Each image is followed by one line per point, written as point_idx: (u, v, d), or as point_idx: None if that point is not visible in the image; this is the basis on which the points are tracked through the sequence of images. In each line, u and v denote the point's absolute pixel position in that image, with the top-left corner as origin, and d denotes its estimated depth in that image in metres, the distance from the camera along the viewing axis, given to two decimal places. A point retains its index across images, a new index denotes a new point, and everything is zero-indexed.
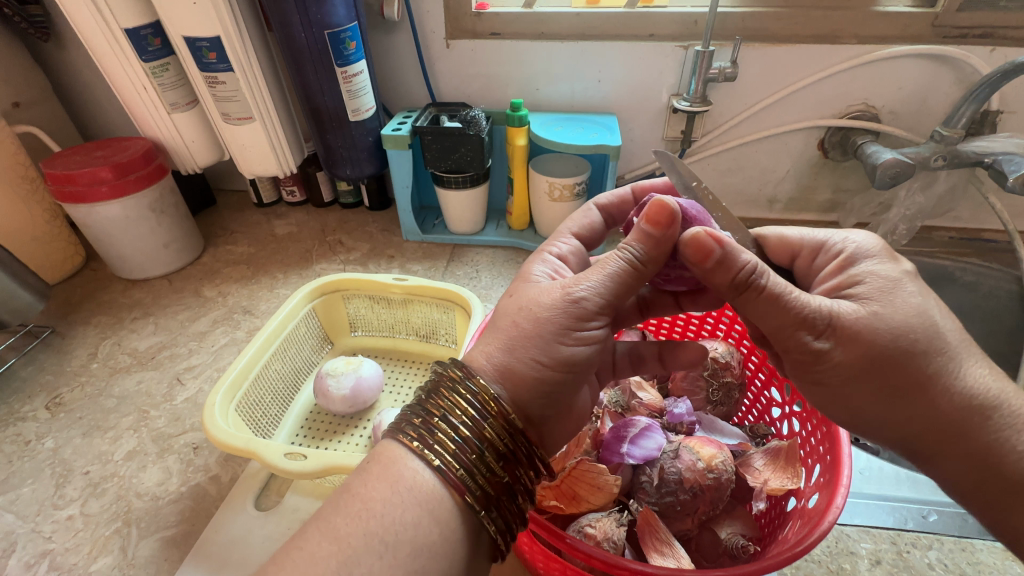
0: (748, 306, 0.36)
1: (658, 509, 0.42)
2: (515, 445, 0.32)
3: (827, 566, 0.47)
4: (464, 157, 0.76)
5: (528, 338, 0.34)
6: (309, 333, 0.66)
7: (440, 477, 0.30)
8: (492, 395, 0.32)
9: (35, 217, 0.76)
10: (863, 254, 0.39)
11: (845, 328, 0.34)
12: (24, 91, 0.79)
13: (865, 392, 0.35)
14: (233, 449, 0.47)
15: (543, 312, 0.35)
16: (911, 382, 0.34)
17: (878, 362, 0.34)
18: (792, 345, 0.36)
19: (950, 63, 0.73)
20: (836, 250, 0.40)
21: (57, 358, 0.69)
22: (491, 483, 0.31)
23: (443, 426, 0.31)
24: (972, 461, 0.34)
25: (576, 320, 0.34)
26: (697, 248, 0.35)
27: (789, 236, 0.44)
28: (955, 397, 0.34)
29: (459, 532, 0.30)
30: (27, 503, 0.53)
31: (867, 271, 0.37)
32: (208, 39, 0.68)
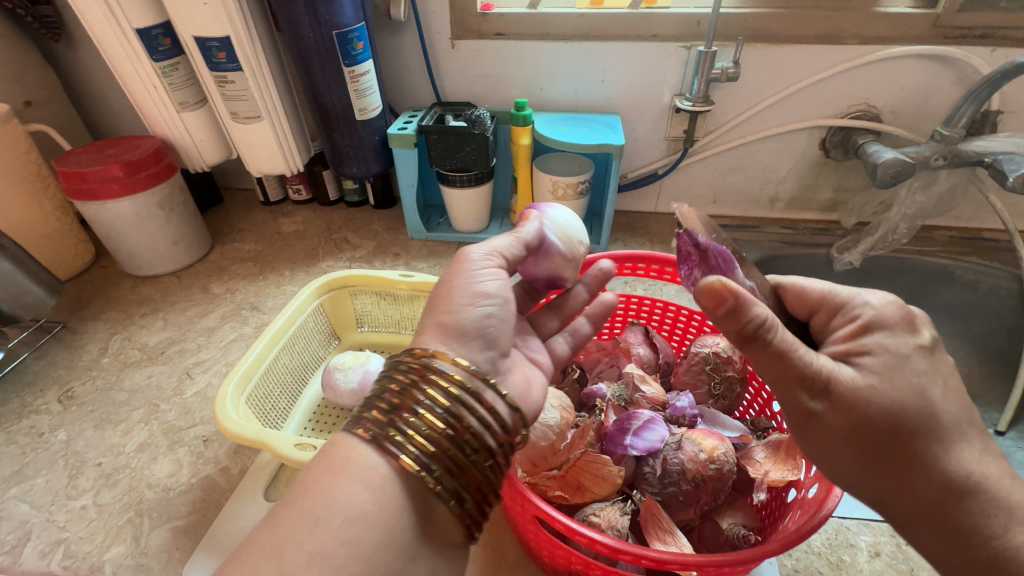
0: (759, 356, 0.35)
1: (661, 499, 0.43)
2: (461, 407, 0.33)
3: (827, 558, 0.48)
4: (469, 156, 0.77)
5: (445, 294, 0.39)
6: (317, 328, 0.67)
7: (378, 449, 0.31)
8: (428, 360, 0.34)
9: (47, 215, 0.77)
10: (880, 324, 0.37)
11: (842, 393, 0.34)
12: (35, 91, 0.80)
13: (853, 456, 0.35)
14: (244, 440, 0.48)
15: (457, 272, 0.40)
16: (897, 454, 0.33)
17: (871, 432, 0.33)
18: (787, 402, 0.36)
19: (951, 64, 0.74)
20: (854, 314, 0.38)
21: (69, 353, 0.70)
22: (443, 450, 0.32)
23: (385, 403, 0.33)
24: (950, 540, 0.33)
25: (468, 265, 0.40)
26: (710, 295, 0.34)
27: (809, 289, 0.41)
28: (938, 479, 0.33)
29: (406, 504, 0.31)
30: (41, 494, 0.54)
31: (879, 343, 0.36)
32: (217, 38, 0.69)
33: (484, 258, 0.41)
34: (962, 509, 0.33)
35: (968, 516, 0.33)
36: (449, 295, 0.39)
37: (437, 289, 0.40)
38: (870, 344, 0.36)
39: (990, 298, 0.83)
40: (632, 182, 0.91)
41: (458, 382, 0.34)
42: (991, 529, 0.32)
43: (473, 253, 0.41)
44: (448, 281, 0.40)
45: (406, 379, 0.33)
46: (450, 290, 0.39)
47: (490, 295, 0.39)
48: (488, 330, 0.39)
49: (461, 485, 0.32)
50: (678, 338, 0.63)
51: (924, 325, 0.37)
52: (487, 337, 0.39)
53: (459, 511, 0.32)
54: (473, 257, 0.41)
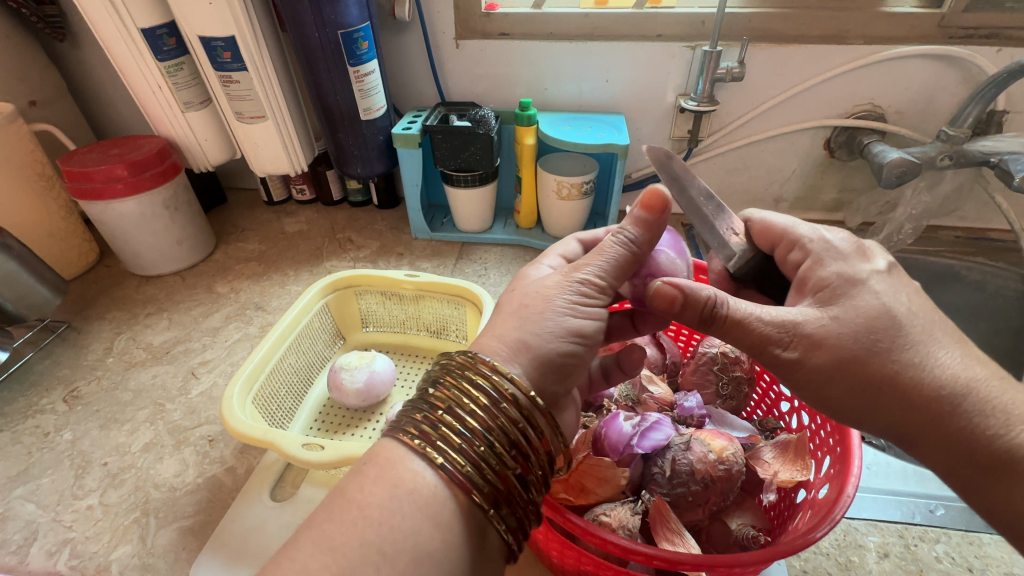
0: (725, 335, 0.37)
1: (670, 500, 0.43)
2: (522, 436, 0.33)
3: (835, 559, 0.48)
4: (473, 156, 0.77)
5: (536, 317, 0.36)
6: (323, 328, 0.67)
7: (442, 475, 0.31)
8: (501, 384, 0.33)
9: (51, 214, 0.77)
10: (834, 254, 0.39)
11: (810, 335, 0.35)
12: (40, 91, 0.80)
13: (848, 397, 0.35)
14: (251, 440, 0.48)
15: (561, 295, 0.37)
16: (882, 378, 0.34)
17: (848, 364, 0.34)
18: (766, 360, 0.36)
19: (957, 64, 0.74)
20: (811, 248, 0.40)
21: (73, 352, 0.70)
22: (499, 476, 0.31)
23: (446, 420, 0.32)
24: (952, 450, 0.33)
25: (577, 297, 0.37)
26: (660, 296, 0.37)
27: (772, 223, 0.43)
28: (926, 388, 0.33)
29: (462, 531, 0.30)
30: (47, 493, 0.54)
31: (834, 271, 0.38)
32: (223, 38, 0.69)
33: (600, 288, 0.38)
34: (961, 414, 0.33)
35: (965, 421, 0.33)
36: (539, 319, 0.36)
37: (526, 303, 0.37)
38: (829, 277, 0.38)
39: (995, 298, 0.83)
40: (637, 182, 0.91)
41: (521, 411, 0.33)
42: (992, 429, 0.32)
43: (587, 276, 0.38)
44: (546, 303, 0.36)
45: (478, 404, 0.32)
46: (544, 314, 0.36)
47: (581, 334, 0.36)
48: (567, 365, 0.36)
49: (512, 513, 0.32)
50: (685, 337, 0.62)
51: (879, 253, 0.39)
52: (564, 374, 0.36)
53: (511, 539, 0.32)
54: (588, 283, 0.37)
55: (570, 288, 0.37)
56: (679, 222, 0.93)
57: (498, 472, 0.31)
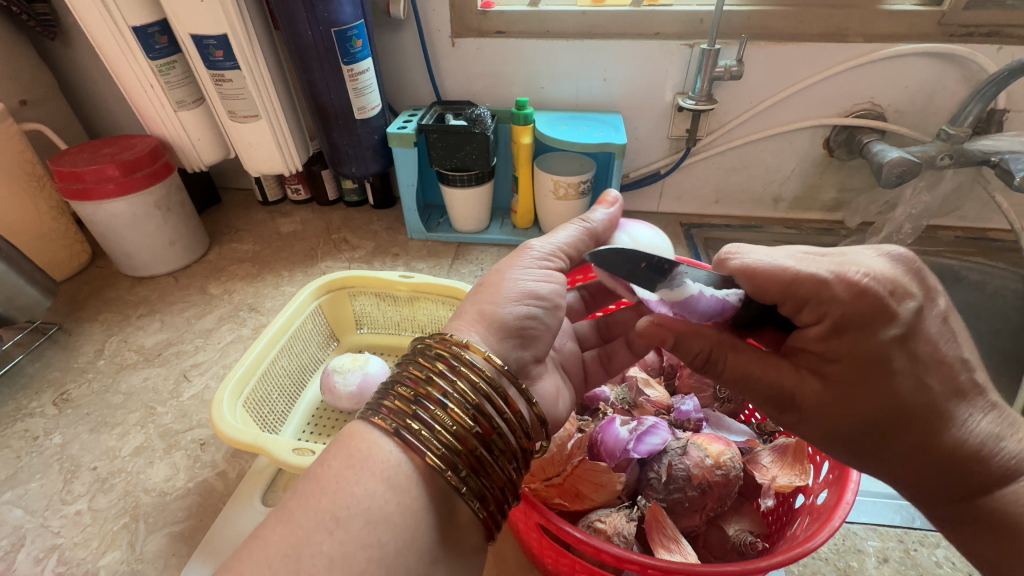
0: (721, 376, 0.37)
1: (666, 505, 0.42)
2: (491, 408, 0.32)
3: (835, 564, 0.47)
4: (469, 156, 0.76)
5: (493, 283, 0.38)
6: (316, 330, 0.66)
7: (404, 445, 0.30)
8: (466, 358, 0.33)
9: (42, 214, 0.76)
10: (880, 290, 0.32)
11: (832, 366, 0.33)
12: (31, 90, 0.79)
13: (854, 435, 0.34)
14: (241, 445, 0.47)
15: (514, 262, 0.40)
16: (895, 424, 0.33)
17: (873, 401, 0.33)
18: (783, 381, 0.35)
19: (956, 62, 0.73)
20: (851, 281, 0.32)
21: (64, 354, 0.69)
22: (463, 442, 0.30)
23: (406, 392, 0.32)
24: (952, 494, 0.33)
25: (528, 257, 0.40)
26: (648, 335, 0.38)
27: (785, 257, 0.34)
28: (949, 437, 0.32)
29: (424, 503, 0.30)
30: (35, 499, 0.53)
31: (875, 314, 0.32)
32: (215, 37, 0.68)
33: (546, 252, 0.41)
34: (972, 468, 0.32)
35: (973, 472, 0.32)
36: (497, 285, 0.38)
37: (487, 277, 0.39)
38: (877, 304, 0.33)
39: (995, 299, 0.82)
40: (635, 182, 0.90)
41: (486, 378, 0.32)
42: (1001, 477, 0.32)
43: (536, 246, 0.41)
44: (502, 271, 0.39)
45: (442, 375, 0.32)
46: (501, 281, 0.38)
47: (539, 296, 0.38)
48: (528, 331, 0.37)
49: (482, 485, 0.31)
50: None
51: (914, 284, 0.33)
52: (525, 338, 0.37)
53: (479, 512, 0.31)
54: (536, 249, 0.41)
55: (518, 256, 0.40)
56: (677, 222, 0.93)
57: (465, 441, 0.31)
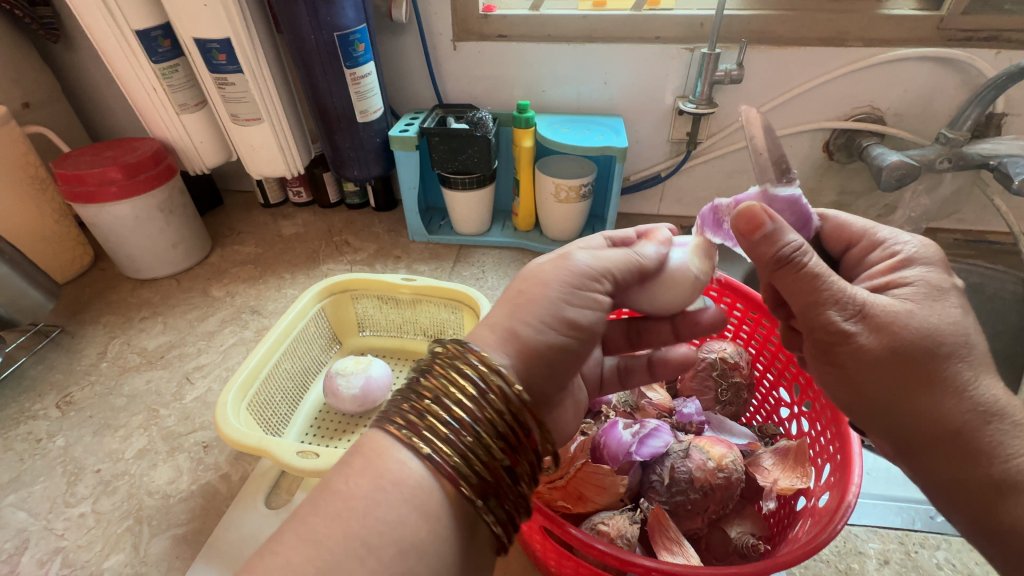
0: (789, 284, 0.36)
1: (669, 508, 0.42)
2: (513, 427, 0.32)
3: (836, 566, 0.47)
4: (471, 159, 0.76)
5: (535, 301, 0.36)
6: (318, 333, 0.66)
7: (430, 467, 0.30)
8: (491, 372, 0.32)
9: (45, 217, 0.77)
10: (920, 260, 0.38)
11: (878, 316, 0.35)
12: (34, 93, 0.79)
13: (877, 378, 0.35)
14: (245, 447, 0.47)
15: (559, 278, 0.37)
16: (917, 373, 0.34)
17: (901, 354, 0.34)
18: (817, 325, 0.36)
19: (956, 66, 0.73)
20: (895, 251, 0.40)
21: (67, 357, 0.69)
22: (489, 468, 0.31)
23: (429, 407, 0.31)
24: (959, 461, 0.33)
25: (577, 285, 0.37)
26: (748, 219, 0.36)
27: (848, 224, 0.43)
28: (964, 404, 0.33)
29: (451, 528, 0.29)
30: (39, 501, 0.53)
31: (916, 277, 0.37)
32: (218, 40, 0.69)
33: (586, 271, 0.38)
34: (979, 434, 0.33)
35: (982, 439, 0.32)
36: (536, 301, 0.36)
37: (527, 289, 0.37)
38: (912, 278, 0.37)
39: (994, 302, 0.83)
40: (635, 185, 0.90)
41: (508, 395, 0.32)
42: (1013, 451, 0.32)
43: (575, 262, 0.38)
44: (543, 287, 0.36)
45: (468, 392, 0.31)
46: (538, 301, 0.36)
47: (576, 328, 0.36)
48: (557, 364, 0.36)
49: (503, 507, 0.31)
50: None
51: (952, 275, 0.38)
52: (556, 370, 0.36)
53: (496, 530, 0.31)
54: (576, 268, 0.37)
55: (557, 272, 0.37)
56: (678, 224, 0.93)
57: (487, 463, 0.30)
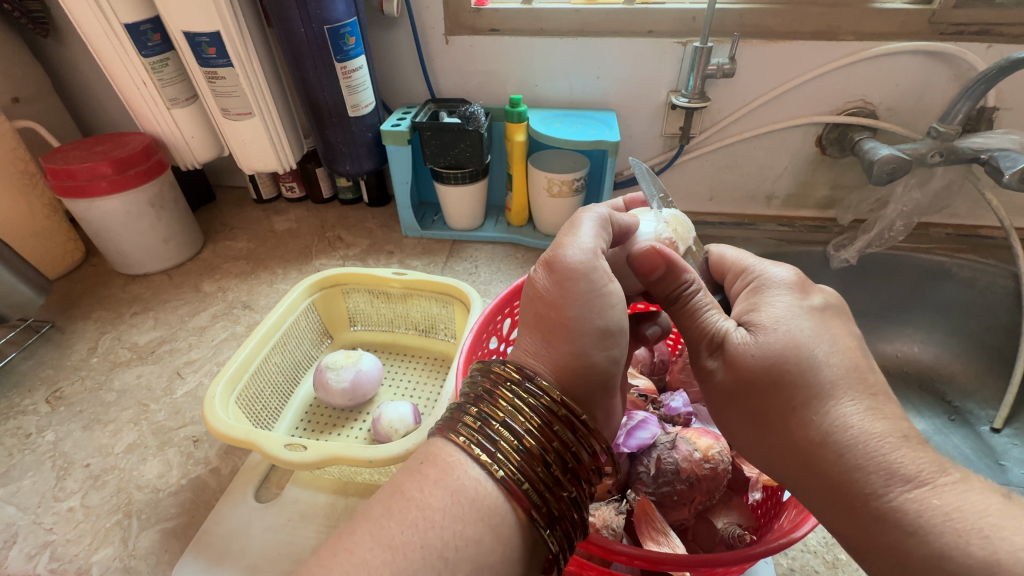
0: (678, 321, 0.40)
1: (655, 499, 0.43)
2: (575, 462, 0.33)
3: (823, 557, 0.47)
4: (463, 153, 0.76)
5: (562, 326, 0.35)
6: (309, 328, 0.66)
7: (502, 487, 0.30)
8: (557, 399, 0.33)
9: (35, 212, 0.76)
10: (773, 283, 0.39)
11: (732, 351, 0.36)
12: (23, 87, 0.79)
13: (741, 413, 0.36)
14: (233, 441, 0.47)
15: (580, 293, 0.35)
16: (766, 405, 0.34)
17: (751, 388, 0.35)
18: (693, 359, 0.39)
19: (948, 60, 0.73)
20: (754, 277, 0.41)
21: (57, 352, 0.69)
22: (555, 496, 0.31)
23: (501, 431, 0.31)
24: (832, 504, 0.31)
25: (595, 297, 0.35)
26: (646, 260, 0.40)
27: (727, 256, 0.46)
28: (811, 429, 0.32)
29: (517, 547, 0.30)
30: (27, 495, 0.53)
31: (770, 299, 0.38)
32: (207, 34, 0.68)
33: (590, 263, 0.36)
34: (843, 466, 0.30)
35: (847, 474, 0.30)
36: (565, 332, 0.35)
37: (549, 307, 0.36)
38: (763, 300, 0.38)
39: (985, 295, 0.83)
40: (628, 180, 0.91)
41: (568, 428, 0.33)
42: (884, 490, 0.29)
43: (579, 261, 0.36)
44: (568, 304, 0.35)
45: (530, 421, 0.32)
46: (569, 323, 0.35)
47: (612, 337, 0.35)
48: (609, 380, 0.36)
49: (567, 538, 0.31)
50: None
51: (818, 291, 0.38)
52: (608, 388, 0.36)
53: (556, 552, 0.30)
54: (589, 271, 0.36)
55: (570, 285, 0.35)
56: None
57: (554, 494, 0.31)
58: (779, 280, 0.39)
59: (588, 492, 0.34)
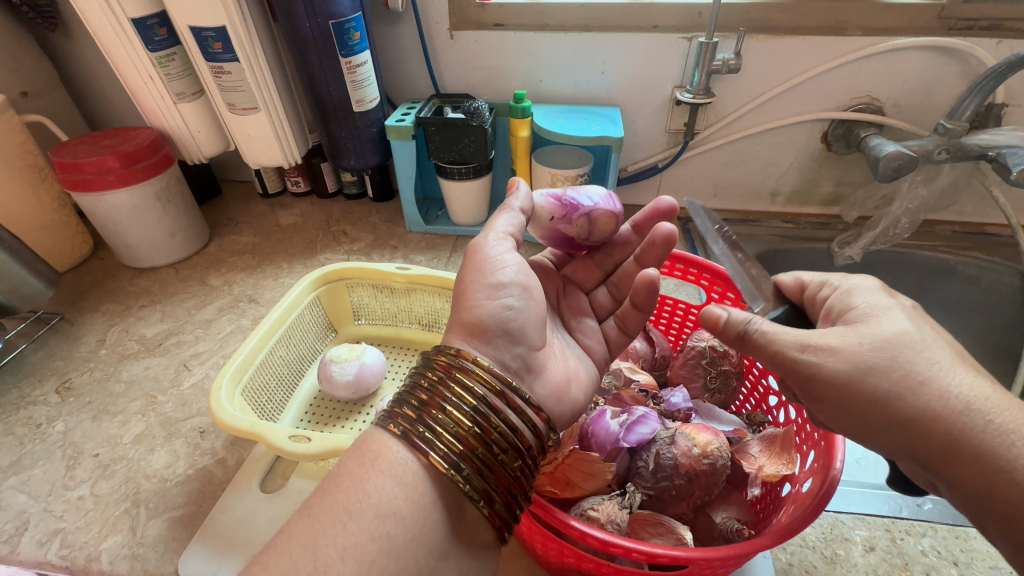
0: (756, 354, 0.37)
1: (653, 493, 0.43)
2: (483, 404, 0.34)
3: (822, 552, 0.48)
4: (467, 149, 0.76)
5: (465, 289, 0.39)
6: (314, 321, 0.67)
7: (406, 443, 0.33)
8: (452, 356, 0.36)
9: (44, 205, 0.77)
10: (862, 295, 0.37)
11: (834, 346, 0.35)
12: (31, 81, 0.80)
13: (859, 406, 0.35)
14: (238, 432, 0.48)
15: (474, 263, 0.40)
16: (890, 388, 0.33)
17: (869, 374, 0.34)
18: (785, 368, 0.36)
19: (956, 55, 0.73)
20: (836, 290, 0.39)
21: (66, 344, 0.70)
22: (461, 441, 0.33)
23: (408, 397, 0.35)
24: (977, 477, 0.32)
25: (487, 261, 0.40)
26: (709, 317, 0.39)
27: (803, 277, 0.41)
28: (938, 402, 0.33)
29: (437, 502, 0.32)
30: (39, 484, 0.54)
31: (864, 309, 0.36)
32: (213, 28, 0.69)
33: (485, 239, 0.42)
34: (987, 437, 0.31)
35: (990, 443, 0.31)
36: (465, 291, 0.39)
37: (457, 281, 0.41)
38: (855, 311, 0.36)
39: (992, 293, 0.83)
40: (632, 176, 0.90)
41: (473, 376, 0.35)
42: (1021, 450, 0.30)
43: (487, 243, 0.41)
44: (468, 272, 0.40)
45: (432, 382, 0.35)
46: (469, 285, 0.40)
47: (505, 288, 0.40)
48: (511, 325, 0.39)
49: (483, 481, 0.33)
50: (676, 334, 0.63)
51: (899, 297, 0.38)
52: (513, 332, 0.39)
53: (483, 510, 0.32)
54: (484, 245, 0.41)
55: (468, 257, 0.41)
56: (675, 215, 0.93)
57: (457, 436, 0.33)
58: (865, 290, 0.38)
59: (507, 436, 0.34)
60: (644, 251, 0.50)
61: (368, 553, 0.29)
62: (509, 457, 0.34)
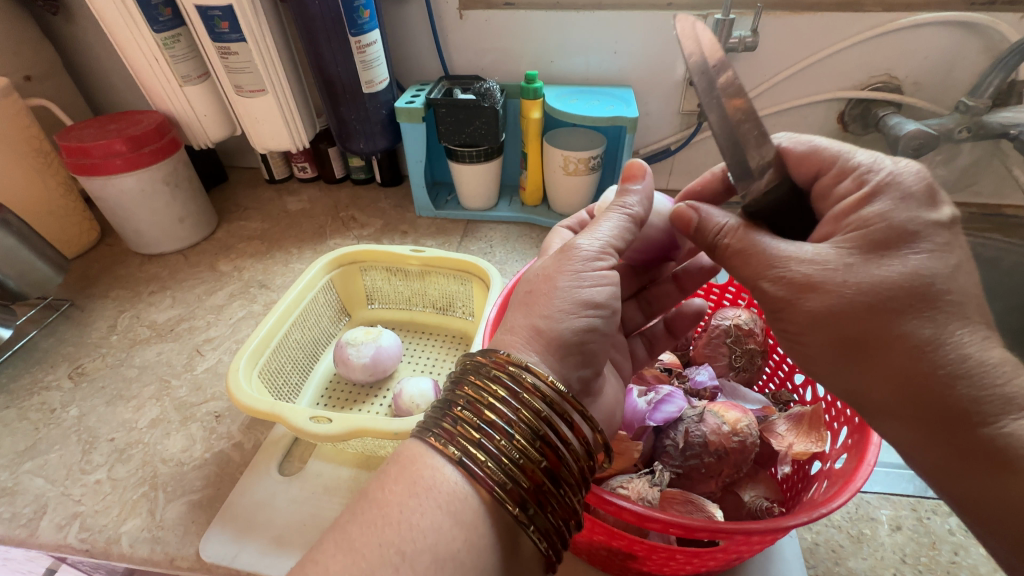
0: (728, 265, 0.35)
1: (682, 471, 0.42)
2: (552, 433, 0.32)
3: (847, 531, 0.47)
4: (478, 131, 0.75)
5: (546, 297, 0.36)
6: (327, 305, 0.66)
7: (463, 472, 0.30)
8: (518, 374, 0.32)
9: (51, 191, 0.76)
10: (891, 188, 0.31)
11: (816, 280, 0.31)
12: (34, 65, 0.78)
13: (826, 343, 0.32)
14: (258, 413, 0.47)
15: (563, 271, 0.36)
16: (866, 333, 0.30)
17: (844, 315, 0.30)
18: (756, 296, 0.34)
19: (979, 31, 0.71)
20: (868, 178, 0.32)
21: (77, 330, 0.70)
22: (526, 475, 0.30)
23: (467, 415, 0.32)
24: (942, 440, 0.29)
25: (582, 269, 0.36)
26: (678, 218, 0.39)
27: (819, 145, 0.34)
28: (927, 359, 0.29)
29: (490, 534, 0.30)
30: (55, 468, 0.54)
31: (882, 213, 0.30)
32: (220, 7, 0.67)
33: (588, 252, 0.37)
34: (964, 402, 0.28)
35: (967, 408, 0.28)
36: (547, 299, 0.35)
37: (535, 287, 0.37)
38: (872, 221, 0.30)
39: None
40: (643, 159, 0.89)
41: (541, 399, 0.32)
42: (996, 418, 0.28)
43: (583, 249, 0.37)
44: (551, 281, 0.36)
45: (494, 403, 0.31)
46: (552, 294, 0.36)
47: (597, 306, 0.36)
48: (586, 346, 0.36)
49: (546, 519, 0.31)
50: None
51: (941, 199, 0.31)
52: (586, 354, 0.36)
53: (544, 549, 0.30)
54: (581, 252, 0.37)
55: (562, 264, 0.37)
56: None
57: (521, 470, 0.30)
58: (902, 185, 0.31)
59: (575, 467, 0.32)
60: (685, 273, 0.50)
61: (401, 531, 0.29)
62: (573, 490, 0.32)
